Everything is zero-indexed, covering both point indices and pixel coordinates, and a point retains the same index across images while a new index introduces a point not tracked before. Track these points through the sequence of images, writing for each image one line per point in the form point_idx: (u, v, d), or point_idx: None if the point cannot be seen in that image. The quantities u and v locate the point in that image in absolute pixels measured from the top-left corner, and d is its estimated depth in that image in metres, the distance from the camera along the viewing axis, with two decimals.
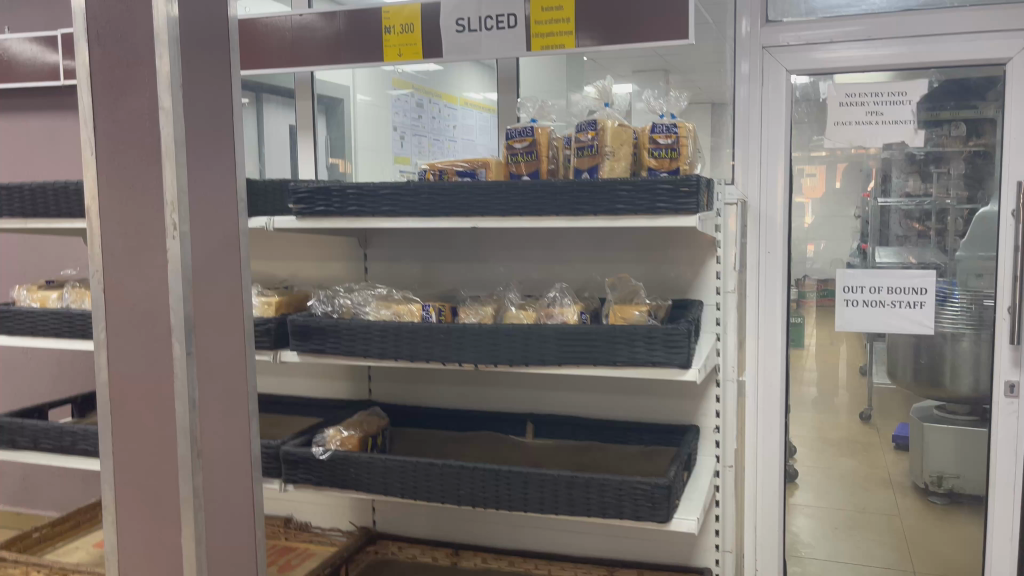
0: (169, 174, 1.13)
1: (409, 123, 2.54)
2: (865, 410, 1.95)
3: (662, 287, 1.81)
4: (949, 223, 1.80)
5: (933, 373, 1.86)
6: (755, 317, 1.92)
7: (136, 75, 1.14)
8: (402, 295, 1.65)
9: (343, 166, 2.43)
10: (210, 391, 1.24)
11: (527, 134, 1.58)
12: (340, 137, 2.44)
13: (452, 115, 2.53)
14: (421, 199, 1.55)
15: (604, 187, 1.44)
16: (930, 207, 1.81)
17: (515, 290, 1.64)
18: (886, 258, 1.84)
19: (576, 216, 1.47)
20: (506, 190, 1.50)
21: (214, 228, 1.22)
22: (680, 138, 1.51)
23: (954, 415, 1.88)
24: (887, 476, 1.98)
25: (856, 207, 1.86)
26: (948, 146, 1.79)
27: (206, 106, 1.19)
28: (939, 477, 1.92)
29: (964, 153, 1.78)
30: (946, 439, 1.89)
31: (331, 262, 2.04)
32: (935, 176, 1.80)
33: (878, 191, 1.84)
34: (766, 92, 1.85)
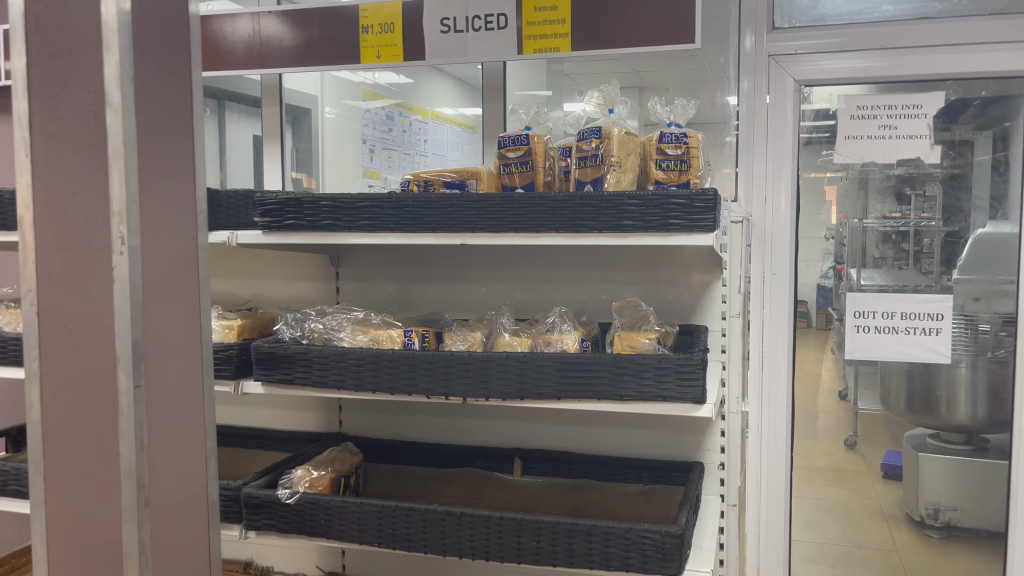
0: (118, 178, 0.93)
1: (379, 136, 2.29)
2: (851, 436, 1.85)
3: (664, 311, 1.67)
4: (925, 245, 1.69)
5: (928, 400, 1.76)
6: (758, 342, 1.79)
7: (82, 66, 0.95)
8: (382, 317, 1.49)
9: (308, 181, 2.27)
10: (160, 432, 1.03)
11: (523, 142, 1.44)
12: (306, 148, 2.27)
13: (423, 129, 2.28)
14: (405, 214, 1.39)
15: (609, 202, 1.29)
16: (906, 229, 1.71)
17: (506, 314, 1.48)
18: (868, 281, 1.73)
19: (579, 233, 1.32)
20: (500, 203, 1.34)
21: (170, 245, 1.02)
22: (691, 149, 1.37)
23: (950, 445, 1.80)
24: (879, 506, 1.91)
25: (827, 229, 1.76)
26: (924, 167, 1.69)
27: (159, 103, 1.00)
28: (936, 510, 1.84)
29: (941, 177, 1.68)
30: (943, 469, 1.82)
31: (300, 282, 1.86)
32: (912, 199, 1.70)
33: (854, 212, 1.74)
34: (772, 104, 1.73)
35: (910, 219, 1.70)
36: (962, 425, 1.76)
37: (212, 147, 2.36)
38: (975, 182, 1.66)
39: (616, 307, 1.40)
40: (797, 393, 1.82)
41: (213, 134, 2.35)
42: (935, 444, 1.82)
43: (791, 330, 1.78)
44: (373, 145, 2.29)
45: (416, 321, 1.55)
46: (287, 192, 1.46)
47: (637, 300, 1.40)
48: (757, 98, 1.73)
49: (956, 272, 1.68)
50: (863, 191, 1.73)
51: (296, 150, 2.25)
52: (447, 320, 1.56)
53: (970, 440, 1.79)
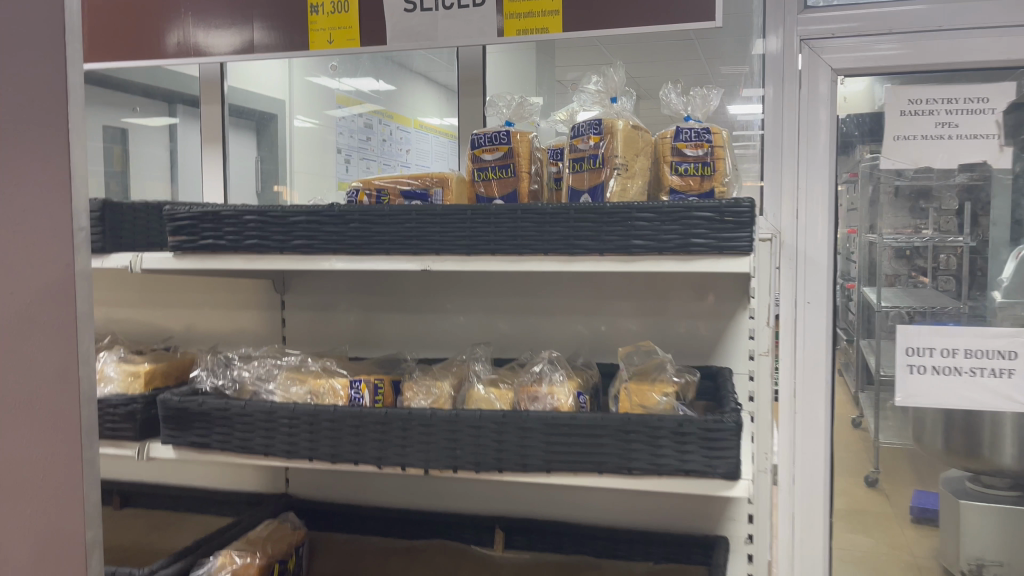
0: None
1: (356, 146, 2.05)
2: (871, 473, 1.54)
3: (677, 350, 1.37)
4: (944, 262, 1.41)
5: (968, 441, 1.44)
6: (789, 379, 1.48)
7: None
8: (322, 364, 1.18)
9: (286, 193, 2.08)
10: None
11: (503, 141, 1.14)
12: (273, 165, 2.04)
13: (406, 139, 2.08)
14: (351, 232, 1.08)
15: (614, 214, 0.99)
16: (922, 245, 1.44)
17: (482, 357, 1.18)
18: (886, 303, 1.42)
19: (575, 256, 1.02)
20: (473, 218, 1.04)
21: (34, 274, 0.71)
22: (715, 149, 1.08)
23: (994, 490, 1.53)
24: (909, 558, 1.63)
25: (836, 248, 1.45)
26: (935, 176, 1.41)
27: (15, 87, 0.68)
28: (978, 565, 1.55)
29: (955, 188, 1.40)
30: (990, 524, 1.51)
31: (238, 313, 1.55)
32: (929, 213, 1.42)
33: (864, 225, 1.45)
34: (803, 94, 1.44)
35: (928, 228, 1.42)
36: (1006, 468, 1.47)
37: (161, 156, 1.95)
38: (992, 200, 1.40)
39: (622, 356, 1.10)
40: (839, 435, 1.49)
41: (164, 142, 1.95)
42: (973, 488, 1.55)
43: (831, 368, 1.47)
44: (349, 155, 2.04)
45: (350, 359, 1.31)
46: (205, 205, 1.15)
47: (650, 344, 1.10)
48: (790, 90, 1.44)
49: (999, 295, 1.39)
50: (873, 205, 1.44)
51: (261, 162, 2.02)
52: (406, 363, 1.25)
53: (1015, 484, 1.53)
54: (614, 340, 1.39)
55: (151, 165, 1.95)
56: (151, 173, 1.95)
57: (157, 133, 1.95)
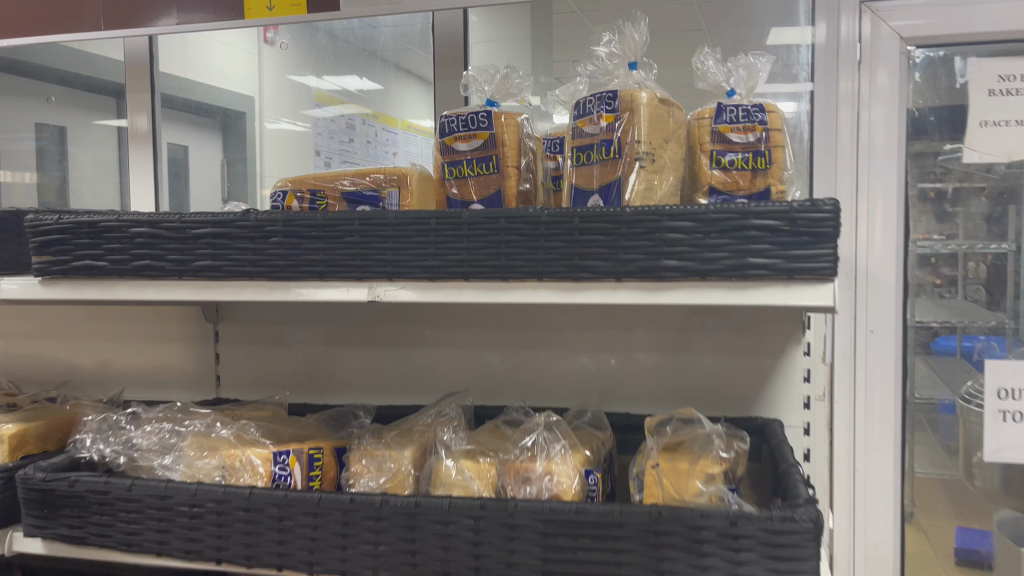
0: None
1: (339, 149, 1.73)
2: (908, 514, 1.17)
3: (711, 395, 1.06)
4: (975, 270, 1.15)
5: None
6: (847, 431, 1.16)
7: None
8: (240, 424, 0.87)
9: None
10: None
11: (482, 126, 0.84)
12: (241, 161, 1.79)
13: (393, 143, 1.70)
14: (272, 248, 0.78)
15: (637, 223, 0.70)
16: (951, 251, 1.14)
17: (455, 416, 0.88)
18: (920, 317, 1.15)
19: (581, 282, 0.72)
20: (439, 230, 0.75)
21: None
22: (771, 134, 0.79)
23: None
24: None
25: (880, 260, 1.13)
26: (971, 176, 1.14)
27: None
28: None
29: (977, 192, 1.14)
30: None
31: (162, 346, 1.26)
32: (961, 216, 1.14)
33: (905, 238, 1.14)
34: (864, 68, 1.13)
35: (957, 236, 1.14)
36: None
37: (111, 159, 1.55)
38: None
39: (651, 422, 0.79)
40: (909, 497, 1.17)
41: (114, 144, 1.56)
42: None
43: (901, 416, 1.15)
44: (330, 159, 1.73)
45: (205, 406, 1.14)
46: (81, 212, 0.85)
47: (689, 413, 0.80)
48: (848, 65, 1.13)
49: None
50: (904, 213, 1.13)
51: (228, 164, 1.77)
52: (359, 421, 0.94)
53: None
54: (629, 382, 1.09)
55: (99, 172, 1.56)
56: (101, 180, 1.56)
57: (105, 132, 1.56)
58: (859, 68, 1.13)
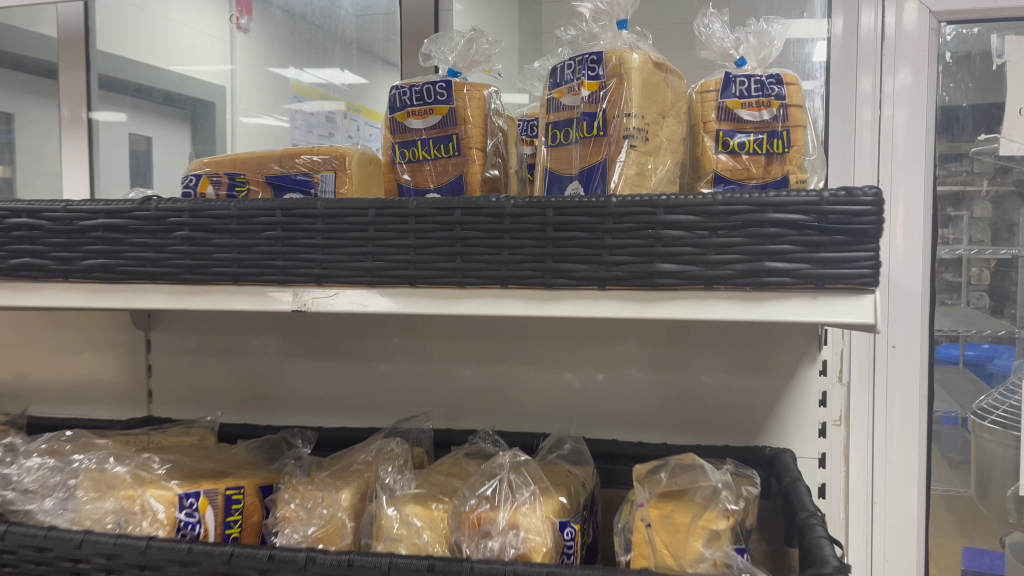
0: None
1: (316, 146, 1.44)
2: (931, 548, 1.03)
3: (711, 421, 0.92)
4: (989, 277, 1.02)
5: None
6: (866, 460, 1.01)
7: None
8: (141, 459, 0.72)
9: None
10: None
11: (439, 99, 0.70)
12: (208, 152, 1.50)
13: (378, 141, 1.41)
14: (177, 244, 0.64)
15: (626, 216, 0.55)
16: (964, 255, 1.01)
17: (405, 452, 0.73)
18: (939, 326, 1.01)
19: (555, 290, 0.58)
20: (380, 222, 0.60)
21: None
22: (791, 110, 0.65)
23: None
24: None
25: (903, 264, 0.99)
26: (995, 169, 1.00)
27: None
28: None
29: (1001, 191, 1.00)
30: None
31: (88, 356, 1.11)
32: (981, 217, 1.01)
33: (932, 238, 1.00)
34: (886, 52, 0.99)
35: (976, 241, 1.00)
36: None
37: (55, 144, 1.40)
38: None
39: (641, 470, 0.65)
40: (936, 537, 1.03)
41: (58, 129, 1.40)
42: None
43: (929, 441, 1.02)
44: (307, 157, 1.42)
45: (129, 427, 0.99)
46: None
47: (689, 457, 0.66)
48: (870, 53, 0.99)
49: None
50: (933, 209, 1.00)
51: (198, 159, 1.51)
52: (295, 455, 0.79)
53: None
54: (617, 405, 0.95)
55: (41, 160, 1.41)
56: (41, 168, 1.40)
57: (51, 116, 1.40)
58: (881, 53, 0.99)
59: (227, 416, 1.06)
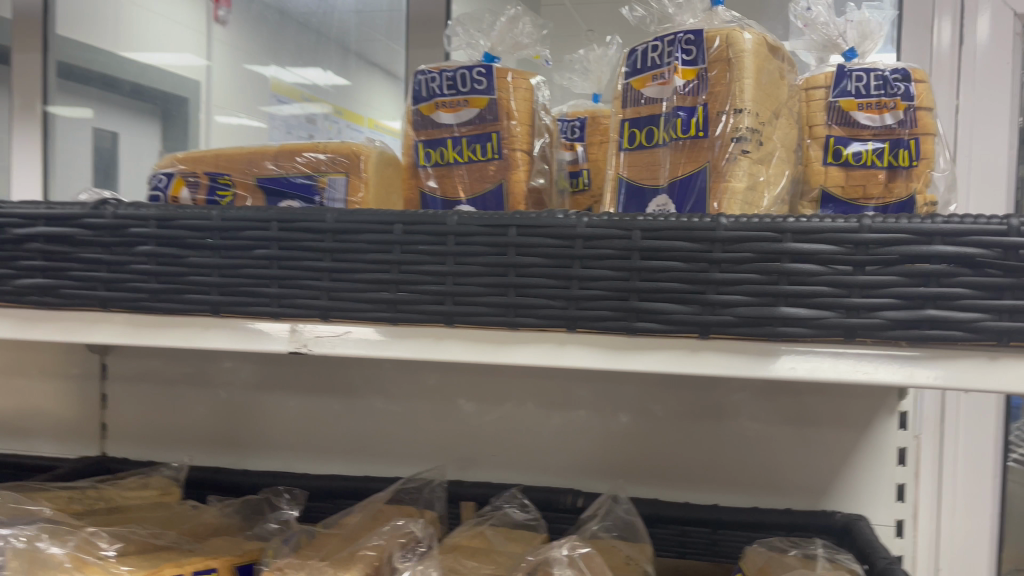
0: None
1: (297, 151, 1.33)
2: None
3: (769, 479, 0.78)
4: None
5: None
6: (929, 520, 0.89)
7: None
8: (83, 534, 0.56)
9: None
10: None
11: (476, 88, 0.56)
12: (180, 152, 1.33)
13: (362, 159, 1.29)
14: (140, 262, 0.49)
15: (740, 243, 0.42)
16: None
17: (422, 531, 0.59)
18: None
19: (638, 336, 0.44)
20: (407, 241, 0.46)
21: None
22: (925, 116, 0.52)
23: None
24: None
25: None
26: None
27: None
28: None
29: None
30: None
31: (33, 381, 0.95)
32: None
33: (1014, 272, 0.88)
34: (963, 75, 0.88)
35: None
36: None
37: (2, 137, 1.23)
38: None
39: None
40: None
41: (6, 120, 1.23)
42: None
43: (1000, 501, 0.90)
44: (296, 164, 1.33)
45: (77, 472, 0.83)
46: None
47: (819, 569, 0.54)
48: (945, 75, 0.88)
49: None
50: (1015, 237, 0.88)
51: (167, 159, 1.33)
52: (277, 525, 0.64)
53: None
54: (656, 456, 0.80)
55: None
56: None
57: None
58: (957, 76, 0.88)
59: (195, 456, 0.91)
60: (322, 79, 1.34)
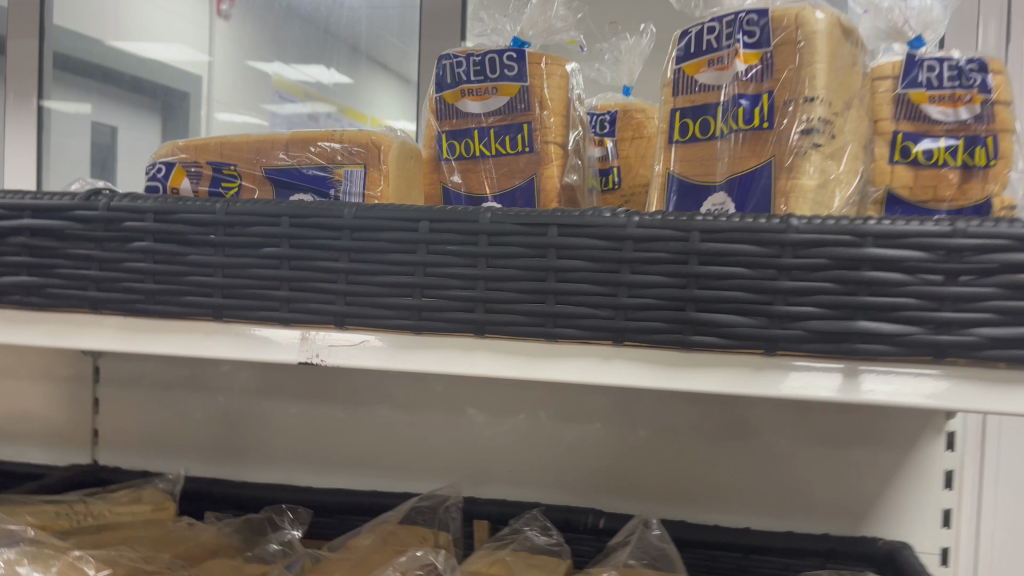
0: None
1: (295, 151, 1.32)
2: None
3: (806, 501, 0.73)
4: None
5: None
6: (969, 545, 0.84)
7: None
8: (69, 557, 0.51)
9: None
10: None
11: (507, 74, 0.51)
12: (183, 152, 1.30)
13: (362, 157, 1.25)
14: (135, 260, 0.44)
15: (814, 248, 0.37)
16: None
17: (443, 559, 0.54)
18: None
19: (694, 351, 0.39)
20: (434, 240, 0.41)
21: None
22: (1004, 111, 0.47)
23: None
24: None
25: None
26: None
27: None
28: None
29: None
30: None
31: (23, 384, 0.90)
32: None
33: None
34: None
35: None
36: None
37: None
38: None
39: None
40: None
41: None
42: None
43: None
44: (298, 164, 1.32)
45: (66, 482, 0.78)
46: None
47: None
48: None
49: None
50: None
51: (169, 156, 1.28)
52: (279, 547, 0.59)
53: None
54: (684, 474, 0.75)
55: None
56: None
57: None
58: None
59: (192, 467, 0.85)
60: (325, 76, 1.32)
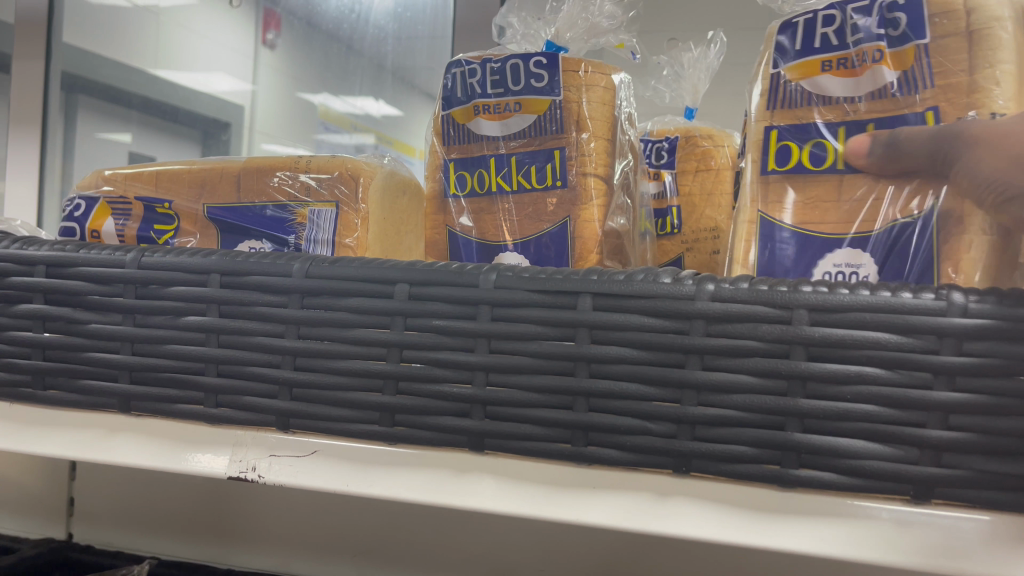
0: None
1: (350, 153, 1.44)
2: None
3: None
4: None
5: None
6: None
7: None
8: None
9: None
10: None
11: (534, 84, 0.39)
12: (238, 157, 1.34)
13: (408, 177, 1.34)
14: (22, 329, 0.33)
15: (991, 342, 0.24)
16: None
17: None
18: None
19: (797, 493, 0.26)
20: (415, 310, 0.29)
21: None
22: None
23: None
24: None
25: None
26: None
27: None
28: None
29: None
30: None
31: None
32: None
33: None
34: None
35: None
36: None
37: None
38: None
39: None
40: None
41: None
42: None
43: None
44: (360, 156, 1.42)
45: None
46: None
47: None
48: None
49: None
50: None
51: None
52: None
53: None
54: None
55: None
56: None
57: None
58: None
59: None
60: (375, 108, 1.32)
